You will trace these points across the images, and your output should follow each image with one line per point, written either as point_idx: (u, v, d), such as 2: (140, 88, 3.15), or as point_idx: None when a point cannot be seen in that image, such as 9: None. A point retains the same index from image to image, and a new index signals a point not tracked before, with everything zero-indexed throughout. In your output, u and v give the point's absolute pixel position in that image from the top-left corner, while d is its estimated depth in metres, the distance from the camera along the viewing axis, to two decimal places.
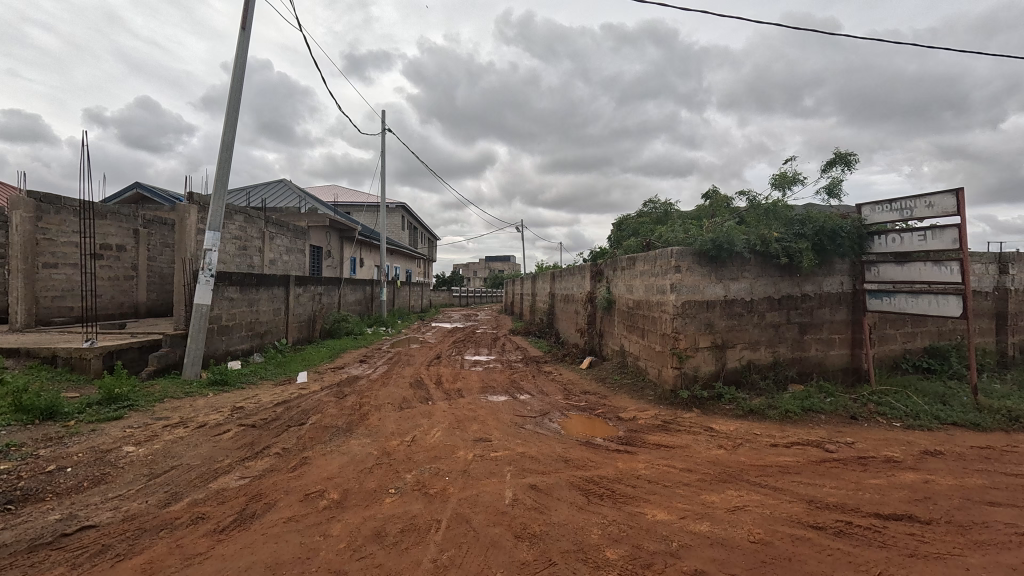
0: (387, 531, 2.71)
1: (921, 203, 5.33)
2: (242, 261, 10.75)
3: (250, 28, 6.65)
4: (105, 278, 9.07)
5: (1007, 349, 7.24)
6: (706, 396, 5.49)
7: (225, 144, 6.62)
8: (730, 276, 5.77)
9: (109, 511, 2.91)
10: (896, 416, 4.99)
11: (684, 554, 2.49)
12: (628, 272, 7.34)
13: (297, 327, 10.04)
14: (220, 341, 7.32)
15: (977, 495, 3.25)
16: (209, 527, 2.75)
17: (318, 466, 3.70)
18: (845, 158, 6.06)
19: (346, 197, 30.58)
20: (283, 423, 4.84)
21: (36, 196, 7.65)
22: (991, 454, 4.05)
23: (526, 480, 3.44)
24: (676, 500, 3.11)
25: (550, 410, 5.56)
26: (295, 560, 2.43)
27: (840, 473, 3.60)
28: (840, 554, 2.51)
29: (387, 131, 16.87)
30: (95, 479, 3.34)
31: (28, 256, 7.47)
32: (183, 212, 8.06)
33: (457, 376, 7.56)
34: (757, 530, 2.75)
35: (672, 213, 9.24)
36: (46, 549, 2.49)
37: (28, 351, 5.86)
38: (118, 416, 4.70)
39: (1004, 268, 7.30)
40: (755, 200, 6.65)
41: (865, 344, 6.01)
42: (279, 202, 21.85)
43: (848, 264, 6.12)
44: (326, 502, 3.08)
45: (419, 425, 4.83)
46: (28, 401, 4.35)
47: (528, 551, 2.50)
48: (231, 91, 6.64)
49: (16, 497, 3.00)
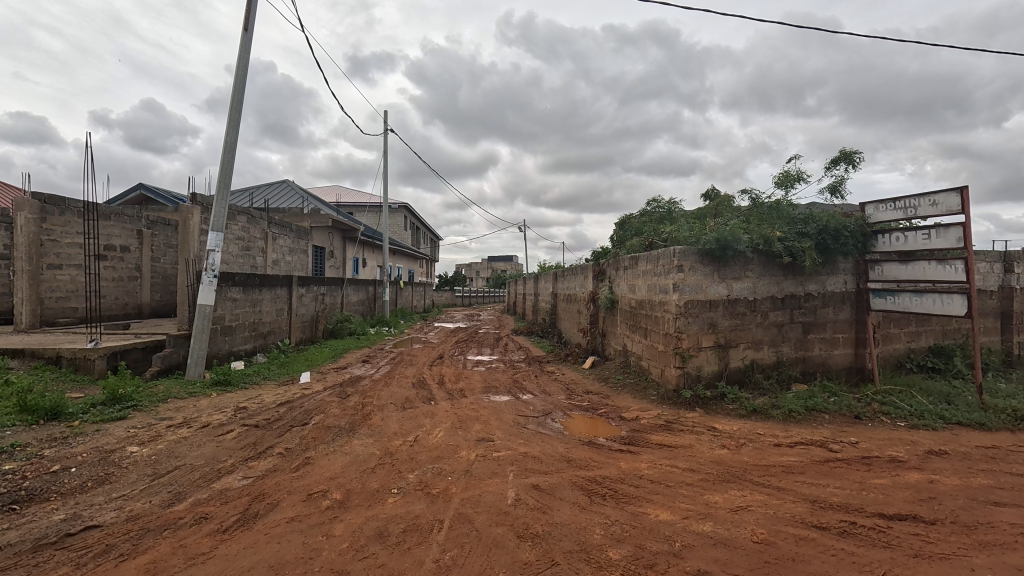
0: (389, 530, 2.72)
1: (926, 202, 5.31)
2: (245, 261, 10.81)
3: (252, 30, 6.67)
4: (109, 279, 9.12)
5: (1012, 348, 7.20)
6: (709, 396, 5.46)
7: (228, 143, 6.64)
8: (734, 276, 5.76)
9: (112, 511, 2.92)
10: (900, 416, 4.96)
11: (687, 554, 2.48)
12: (630, 271, 7.34)
13: (300, 327, 10.07)
14: (224, 342, 7.35)
15: (982, 495, 3.22)
16: (212, 526, 2.77)
17: (321, 466, 3.70)
18: (850, 156, 6.02)
19: (347, 198, 30.60)
20: (286, 423, 4.84)
21: (40, 197, 7.71)
22: (996, 454, 4.02)
23: (528, 479, 3.43)
24: (678, 500, 3.11)
25: (553, 410, 5.55)
26: (299, 560, 2.43)
27: (844, 474, 3.58)
28: (843, 554, 2.50)
29: (388, 130, 16.92)
30: (99, 479, 3.36)
31: (33, 257, 7.52)
32: (187, 212, 8.10)
33: (460, 375, 7.58)
34: (761, 529, 2.74)
35: (675, 212, 9.22)
36: (51, 549, 2.50)
37: (33, 351, 5.89)
38: (122, 417, 4.72)
39: (1009, 267, 7.24)
40: (758, 198, 6.62)
41: (868, 343, 5.98)
42: (283, 202, 22.02)
43: (852, 263, 6.11)
44: (330, 502, 3.09)
45: (421, 425, 4.84)
46: (33, 401, 4.38)
47: (531, 551, 2.50)
48: (233, 93, 6.67)
49: (21, 497, 3.01)
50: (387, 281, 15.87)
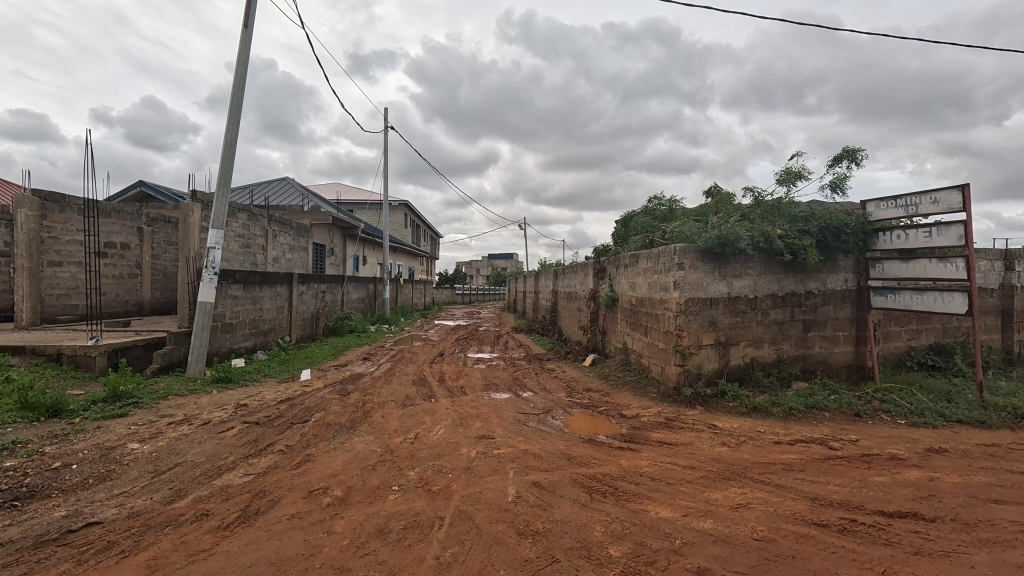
0: (390, 527, 2.72)
1: (927, 199, 5.30)
2: (246, 259, 10.81)
3: (252, 27, 6.64)
4: (109, 277, 9.13)
5: (1013, 346, 7.19)
6: (710, 393, 5.46)
7: (228, 139, 6.63)
8: (734, 273, 5.75)
9: (114, 508, 2.93)
10: (900, 414, 4.97)
11: (687, 551, 2.49)
12: (631, 269, 7.34)
13: (300, 325, 10.08)
14: (224, 339, 7.35)
15: (982, 492, 3.22)
16: (213, 522, 2.77)
17: (321, 464, 3.70)
18: (851, 153, 6.01)
19: (347, 196, 30.52)
20: (286, 421, 4.85)
21: (40, 194, 7.69)
22: (996, 452, 4.01)
23: (529, 476, 3.44)
24: (678, 498, 3.11)
25: (553, 407, 5.56)
26: (300, 556, 2.43)
27: (844, 471, 3.58)
28: (844, 552, 2.50)
29: (388, 128, 16.86)
30: (100, 476, 3.36)
31: (33, 254, 7.50)
32: (187, 210, 8.08)
33: (460, 373, 7.60)
34: (761, 527, 2.74)
35: (676, 209, 9.22)
36: (52, 545, 2.51)
37: (33, 349, 5.89)
38: (123, 414, 4.73)
39: (1010, 265, 7.23)
40: (758, 195, 6.60)
41: (869, 342, 5.98)
42: (283, 200, 22.06)
43: (852, 261, 6.10)
44: (330, 499, 3.09)
45: (421, 422, 4.84)
46: (34, 398, 4.39)
47: (531, 549, 2.50)
48: (233, 89, 6.65)
49: (22, 494, 3.02)
50: (387, 279, 15.86)
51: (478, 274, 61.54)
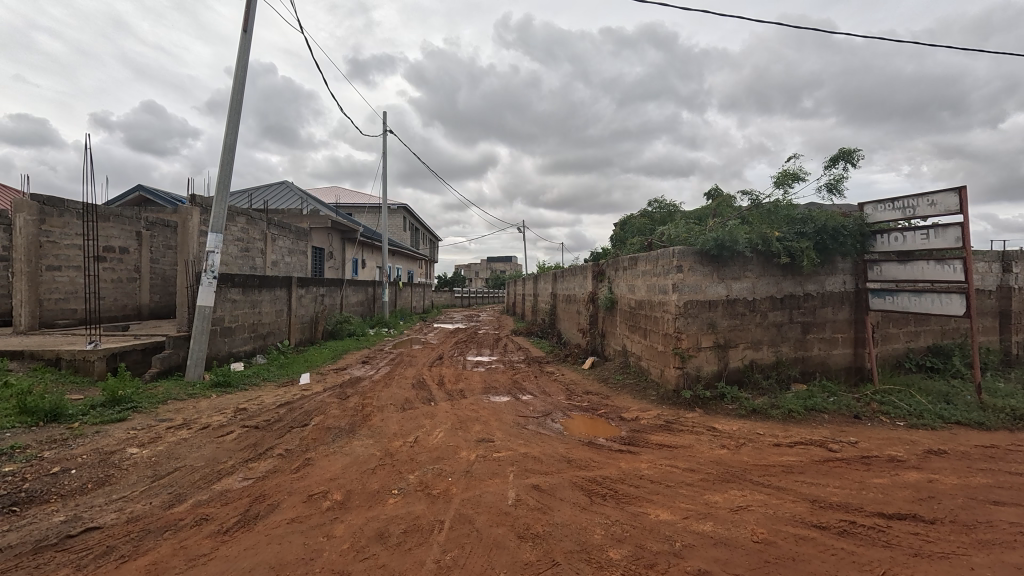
0: (389, 531, 2.72)
1: (924, 202, 5.33)
2: (245, 263, 10.82)
3: (251, 31, 6.67)
4: (108, 281, 9.12)
5: (1011, 348, 7.21)
6: (709, 396, 5.47)
7: (227, 142, 6.65)
8: (733, 276, 5.77)
9: (112, 513, 2.92)
10: (899, 416, 4.98)
11: (687, 554, 2.49)
12: (629, 272, 7.36)
13: (299, 328, 10.06)
14: (224, 343, 7.36)
15: (981, 494, 3.23)
16: (212, 527, 2.76)
17: (322, 467, 3.70)
18: (849, 154, 6.03)
19: (347, 200, 30.53)
20: (286, 424, 4.85)
21: (40, 199, 7.74)
22: (995, 453, 4.02)
23: (529, 480, 3.43)
24: (679, 500, 3.11)
25: (553, 410, 5.56)
26: (299, 560, 2.43)
27: (844, 473, 3.58)
28: (844, 554, 2.50)
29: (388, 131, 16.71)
30: (99, 481, 3.35)
31: (31, 258, 7.50)
32: (185, 214, 8.08)
33: (460, 376, 7.58)
34: (761, 529, 2.75)
35: (676, 212, 9.23)
36: (52, 551, 2.50)
37: (32, 353, 5.88)
38: (122, 418, 4.72)
39: (1007, 266, 7.25)
40: (757, 197, 6.62)
41: (868, 344, 5.99)
42: (282, 204, 22.06)
43: (851, 263, 6.11)
44: (330, 502, 3.09)
45: (421, 425, 4.84)
46: (32, 403, 4.37)
47: (531, 552, 2.50)
48: (233, 93, 6.67)
49: (21, 499, 3.01)
50: (386, 282, 15.80)
51: (478, 275, 62.03)
